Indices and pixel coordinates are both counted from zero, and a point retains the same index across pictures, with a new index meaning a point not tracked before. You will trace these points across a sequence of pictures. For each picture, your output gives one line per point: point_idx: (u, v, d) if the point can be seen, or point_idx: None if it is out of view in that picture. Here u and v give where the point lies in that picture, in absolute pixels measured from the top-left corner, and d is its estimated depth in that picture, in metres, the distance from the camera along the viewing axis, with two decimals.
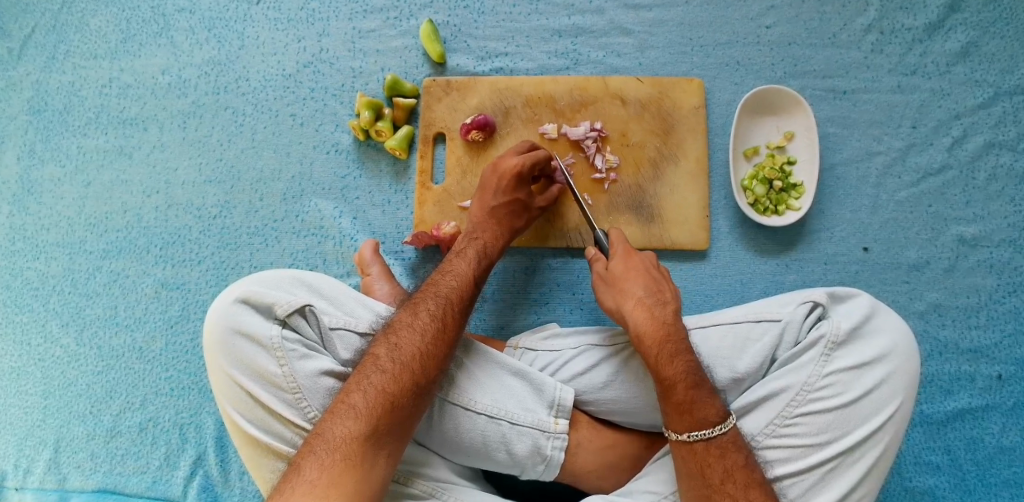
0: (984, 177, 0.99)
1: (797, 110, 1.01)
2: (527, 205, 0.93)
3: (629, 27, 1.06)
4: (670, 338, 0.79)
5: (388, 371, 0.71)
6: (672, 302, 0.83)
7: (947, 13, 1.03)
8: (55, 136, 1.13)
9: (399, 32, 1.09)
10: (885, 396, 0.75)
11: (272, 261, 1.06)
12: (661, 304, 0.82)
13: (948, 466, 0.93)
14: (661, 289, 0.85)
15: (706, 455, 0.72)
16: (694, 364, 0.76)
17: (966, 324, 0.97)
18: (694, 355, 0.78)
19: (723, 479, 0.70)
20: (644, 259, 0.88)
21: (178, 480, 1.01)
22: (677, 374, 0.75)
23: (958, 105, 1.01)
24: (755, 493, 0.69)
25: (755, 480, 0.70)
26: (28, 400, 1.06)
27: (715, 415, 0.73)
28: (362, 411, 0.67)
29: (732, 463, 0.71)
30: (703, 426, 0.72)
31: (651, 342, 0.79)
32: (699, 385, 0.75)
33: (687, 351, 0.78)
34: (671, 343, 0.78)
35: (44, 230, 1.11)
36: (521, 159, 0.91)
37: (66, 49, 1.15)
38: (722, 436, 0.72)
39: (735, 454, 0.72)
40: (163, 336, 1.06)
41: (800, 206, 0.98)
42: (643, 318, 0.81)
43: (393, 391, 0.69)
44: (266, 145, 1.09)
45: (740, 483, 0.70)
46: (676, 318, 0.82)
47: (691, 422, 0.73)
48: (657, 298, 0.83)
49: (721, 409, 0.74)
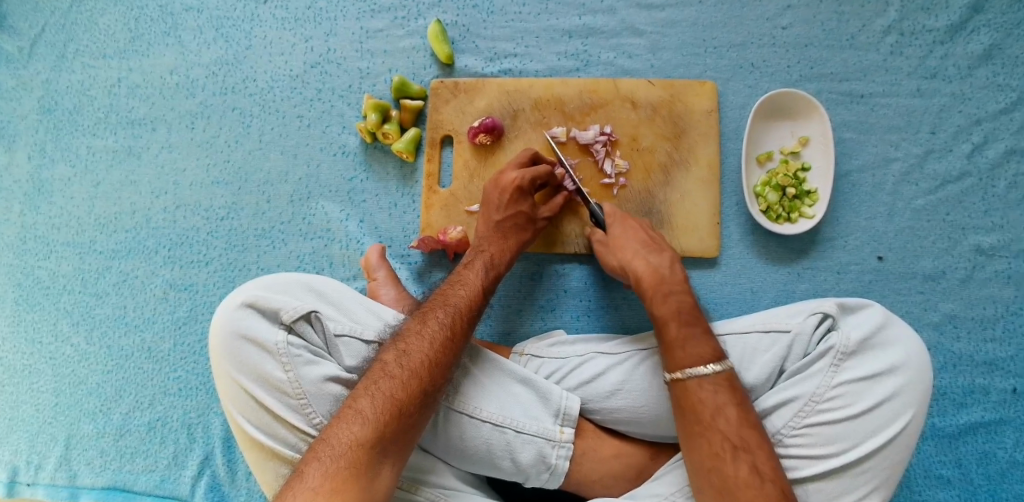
0: (1004, 185, 0.97)
1: (813, 115, 0.99)
2: (532, 218, 0.92)
3: (641, 28, 1.04)
4: (664, 283, 0.82)
5: (397, 378, 0.70)
6: (669, 252, 0.87)
7: (971, 14, 0.99)
8: (65, 136, 1.14)
9: (407, 32, 1.08)
10: (896, 408, 0.73)
11: (279, 263, 1.06)
12: (657, 252, 0.86)
13: (958, 480, 0.92)
14: (658, 243, 0.88)
15: (697, 391, 0.72)
16: (688, 305, 0.79)
17: (981, 336, 0.95)
18: (688, 296, 0.81)
19: (714, 416, 0.70)
20: (642, 223, 0.91)
21: (186, 479, 1.02)
22: (670, 311, 0.78)
23: (979, 110, 0.98)
24: (747, 432, 0.69)
25: (748, 420, 0.70)
26: (40, 397, 1.08)
27: (710, 353, 0.74)
28: (369, 417, 0.67)
29: (723, 401, 0.71)
30: (698, 364, 0.73)
31: (647, 285, 0.83)
32: (692, 324, 0.77)
33: (682, 293, 0.81)
34: (667, 286, 0.82)
35: (55, 230, 1.12)
36: (521, 174, 0.91)
37: (75, 49, 1.15)
38: (716, 373, 0.72)
39: (727, 394, 0.71)
40: (172, 336, 1.07)
41: (814, 213, 0.96)
42: (640, 264, 0.85)
43: (401, 397, 0.69)
44: (274, 147, 1.09)
45: (732, 420, 0.69)
46: (673, 265, 0.85)
47: (685, 359, 0.74)
48: (653, 249, 0.87)
49: (716, 349, 0.74)
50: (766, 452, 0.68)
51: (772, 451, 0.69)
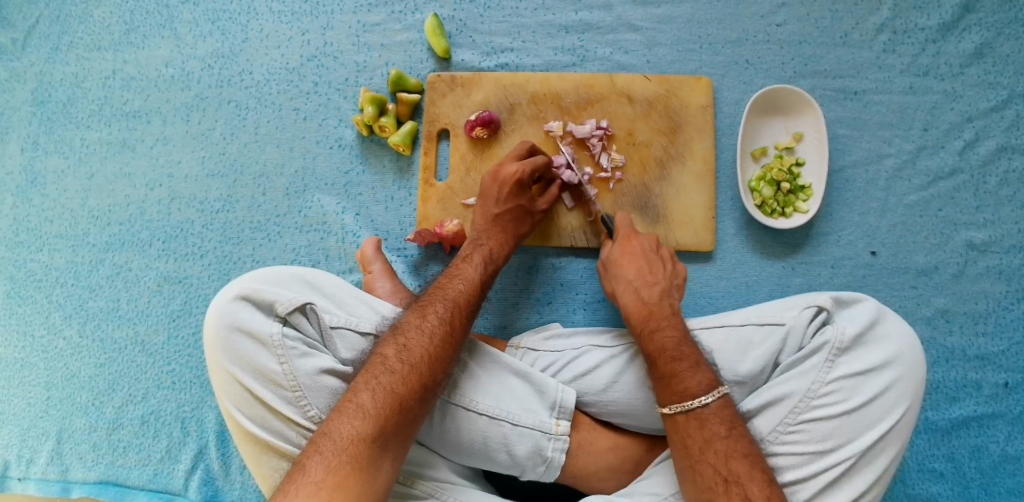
0: (995, 181, 0.98)
1: (807, 110, 0.99)
2: (530, 211, 0.93)
3: (637, 24, 1.05)
4: (653, 317, 0.82)
5: (397, 372, 0.70)
6: (662, 282, 0.86)
7: (962, 13, 1.01)
8: (59, 128, 1.13)
9: (404, 26, 1.08)
10: (890, 402, 0.74)
11: (274, 256, 1.05)
12: (648, 284, 0.85)
13: (951, 473, 0.93)
14: (656, 270, 0.87)
15: (687, 426, 0.71)
16: (678, 338, 0.78)
17: (973, 331, 0.96)
18: (677, 329, 0.80)
19: (704, 449, 0.69)
20: (645, 241, 0.90)
21: (179, 473, 1.01)
22: (657, 348, 0.78)
23: (971, 107, 0.99)
24: (737, 464, 0.67)
25: (739, 451, 0.68)
26: (31, 391, 1.07)
27: (698, 387, 0.73)
28: (370, 412, 0.67)
29: (711, 434, 0.70)
30: (684, 398, 0.72)
31: (635, 321, 0.82)
32: (681, 359, 0.76)
33: (670, 327, 0.80)
34: (654, 320, 0.81)
35: (47, 222, 1.11)
36: (522, 166, 0.91)
37: (70, 41, 1.14)
38: (704, 408, 0.71)
39: (716, 427, 0.70)
40: (166, 329, 1.06)
41: (808, 208, 0.97)
42: (630, 300, 0.85)
43: (401, 392, 0.69)
44: (269, 140, 1.08)
45: (722, 453, 0.68)
46: (664, 297, 0.84)
47: (672, 395, 0.73)
48: (647, 279, 0.86)
49: (705, 381, 0.73)
50: (758, 482, 0.66)
51: (772, 482, 0.66)
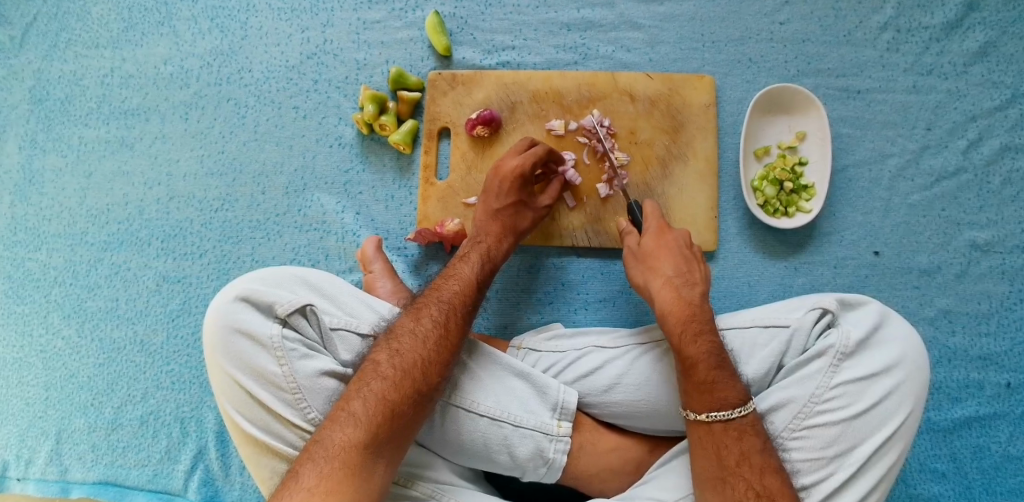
0: (999, 181, 0.97)
1: (810, 109, 0.99)
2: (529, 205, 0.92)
3: (639, 21, 1.04)
4: (694, 319, 0.77)
5: (389, 378, 0.69)
6: (700, 284, 0.82)
7: (966, 11, 1.00)
8: (57, 126, 1.12)
9: (405, 23, 1.07)
10: (893, 406, 0.73)
11: (274, 256, 1.05)
12: (689, 285, 0.81)
13: (953, 474, 0.92)
14: (693, 269, 0.83)
15: (723, 436, 0.70)
16: (717, 345, 0.75)
17: (976, 331, 0.95)
18: (717, 336, 0.77)
19: (740, 461, 0.69)
20: (679, 236, 0.86)
21: (179, 473, 1.00)
22: (700, 354, 0.74)
23: (975, 107, 0.99)
24: (771, 479, 0.67)
25: (771, 466, 0.68)
26: (30, 391, 1.06)
27: (735, 397, 0.71)
28: (361, 419, 0.66)
29: (749, 446, 0.69)
30: (723, 406, 0.71)
31: (675, 320, 0.77)
32: (721, 366, 0.73)
33: (711, 332, 0.76)
34: (696, 324, 0.77)
35: (45, 221, 1.10)
36: (522, 161, 0.90)
37: (67, 38, 1.13)
38: (741, 419, 0.70)
39: (752, 439, 0.70)
40: (165, 329, 1.05)
41: (811, 208, 0.96)
42: (669, 298, 0.79)
43: (393, 398, 0.68)
44: (269, 139, 1.08)
45: (757, 467, 0.68)
46: (703, 301, 0.80)
47: (710, 402, 0.71)
48: (687, 278, 0.82)
49: (742, 391, 0.72)
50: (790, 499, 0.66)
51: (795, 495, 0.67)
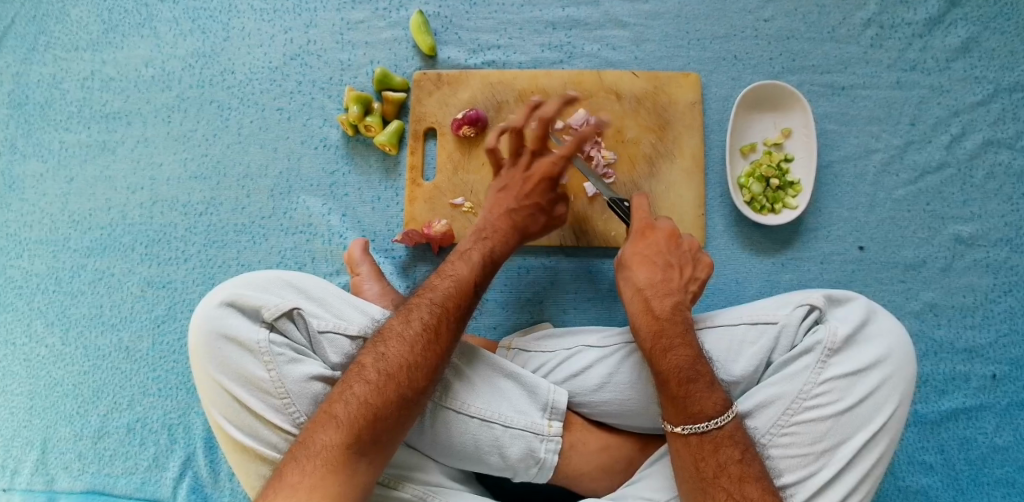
0: (982, 175, 0.98)
1: (795, 106, 0.99)
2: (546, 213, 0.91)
3: (624, 19, 1.04)
4: (664, 333, 0.77)
5: (373, 382, 0.69)
6: (675, 294, 0.81)
7: (948, 7, 1.01)
8: (36, 131, 1.10)
9: (389, 23, 1.06)
10: (880, 401, 0.74)
11: (260, 259, 1.04)
12: (660, 295, 0.81)
13: (941, 465, 0.93)
14: (671, 276, 0.83)
15: (700, 449, 0.70)
16: (691, 357, 0.74)
17: (961, 324, 0.96)
18: (692, 349, 0.75)
19: (717, 473, 0.68)
20: (660, 239, 0.85)
21: (167, 481, 0.99)
22: (671, 369, 0.73)
23: (958, 102, 1.00)
24: (749, 488, 0.66)
25: (751, 475, 0.67)
26: (15, 400, 1.04)
27: (711, 408, 0.70)
28: (343, 422, 0.66)
29: (726, 457, 0.69)
30: (698, 419, 0.70)
31: (646, 333, 0.78)
32: (693, 380, 0.73)
33: (683, 345, 0.75)
34: (666, 338, 0.76)
35: (27, 227, 1.08)
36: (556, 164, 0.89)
37: (46, 41, 1.11)
38: (717, 429, 0.70)
39: (729, 449, 0.69)
40: (150, 336, 1.04)
41: (797, 204, 0.97)
42: (638, 311, 0.80)
43: (376, 402, 0.67)
44: (253, 141, 1.07)
45: (735, 477, 0.67)
46: (676, 311, 0.80)
47: (686, 415, 0.71)
48: (660, 288, 0.82)
49: (720, 401, 0.71)
50: None
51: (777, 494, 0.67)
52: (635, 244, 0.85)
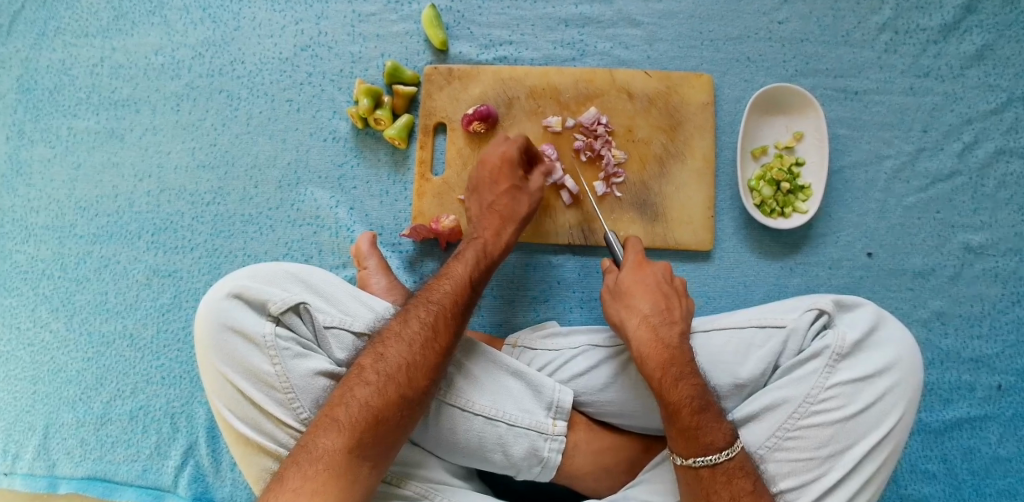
0: (993, 184, 0.98)
1: (808, 110, 0.99)
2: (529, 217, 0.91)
3: (638, 18, 1.03)
4: (675, 362, 0.75)
5: (373, 384, 0.69)
6: (680, 323, 0.80)
7: (964, 14, 1.00)
8: (45, 116, 1.10)
9: (401, 16, 1.06)
10: (886, 408, 0.74)
11: (266, 250, 1.04)
12: (668, 324, 0.79)
13: (943, 474, 0.93)
14: (672, 307, 0.81)
15: (711, 481, 0.69)
16: (701, 387, 0.73)
17: (968, 333, 0.96)
18: (700, 377, 0.74)
19: None
20: (657, 270, 0.84)
21: (169, 469, 0.99)
22: (683, 399, 0.72)
23: (970, 110, 0.99)
24: None
25: None
26: (18, 385, 1.04)
27: (722, 439, 0.70)
28: (344, 424, 0.66)
29: (738, 489, 0.68)
30: (709, 451, 0.70)
31: (655, 364, 0.75)
32: (704, 410, 0.72)
33: (693, 375, 0.74)
34: (676, 367, 0.75)
35: (34, 213, 1.08)
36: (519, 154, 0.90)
37: (56, 26, 1.11)
38: (728, 461, 0.69)
39: (742, 481, 0.69)
40: (154, 324, 1.04)
41: (807, 208, 0.96)
42: (646, 340, 0.78)
43: (377, 404, 0.67)
44: (261, 131, 1.06)
45: None
46: (683, 340, 0.78)
47: (696, 447, 0.70)
48: (665, 316, 0.80)
49: (728, 433, 0.71)
50: None
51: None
52: (632, 274, 0.84)
